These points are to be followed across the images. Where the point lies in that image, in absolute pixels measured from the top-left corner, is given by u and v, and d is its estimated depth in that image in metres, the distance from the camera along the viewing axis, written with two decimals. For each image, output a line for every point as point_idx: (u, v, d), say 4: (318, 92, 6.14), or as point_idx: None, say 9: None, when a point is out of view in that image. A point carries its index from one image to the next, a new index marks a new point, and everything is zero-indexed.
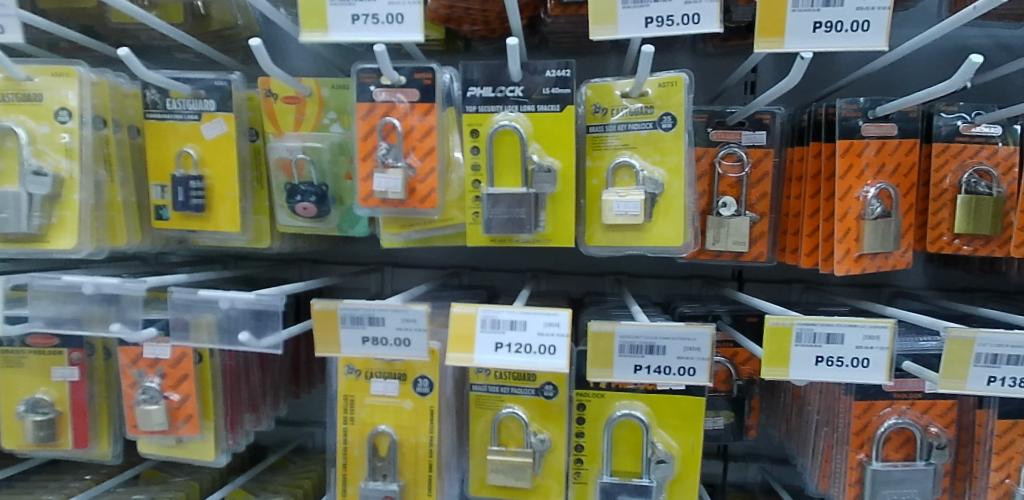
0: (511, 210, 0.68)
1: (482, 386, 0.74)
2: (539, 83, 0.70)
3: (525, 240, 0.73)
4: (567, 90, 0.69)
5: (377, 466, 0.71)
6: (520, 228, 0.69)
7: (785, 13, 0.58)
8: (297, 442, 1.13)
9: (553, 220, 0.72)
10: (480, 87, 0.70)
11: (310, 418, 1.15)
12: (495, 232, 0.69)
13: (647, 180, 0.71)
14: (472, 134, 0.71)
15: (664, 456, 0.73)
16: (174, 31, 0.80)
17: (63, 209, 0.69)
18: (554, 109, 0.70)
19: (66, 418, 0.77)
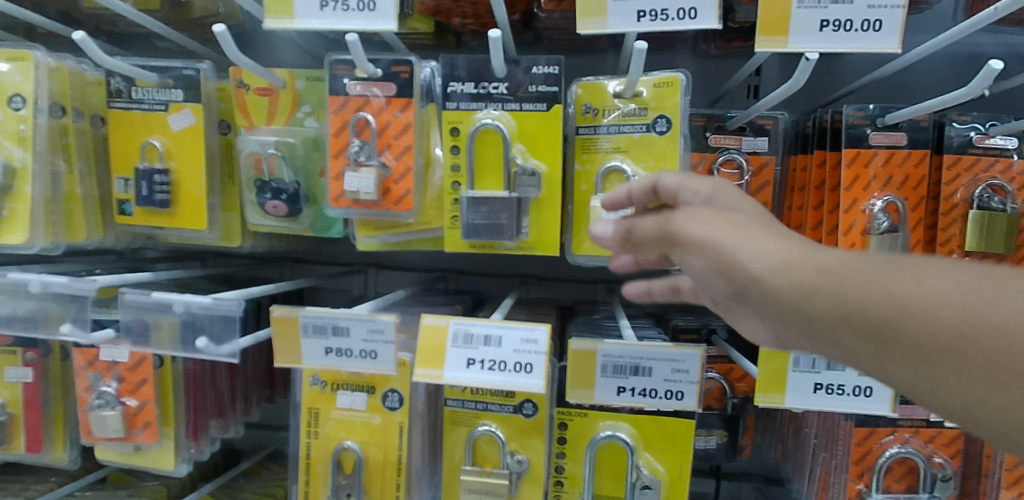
0: (491, 213, 0.64)
1: (456, 401, 0.70)
2: (524, 79, 0.65)
3: (507, 247, 0.68)
4: (555, 89, 0.64)
5: (341, 484, 0.67)
6: (498, 235, 0.64)
7: (789, 9, 0.53)
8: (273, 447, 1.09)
9: (538, 225, 0.68)
10: (463, 83, 0.66)
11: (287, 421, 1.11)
12: (471, 238, 0.64)
13: None
14: (452, 133, 0.66)
15: (649, 482, 0.68)
16: (147, 19, 0.76)
17: (15, 201, 0.65)
18: (540, 108, 0.65)
19: (18, 421, 0.73)
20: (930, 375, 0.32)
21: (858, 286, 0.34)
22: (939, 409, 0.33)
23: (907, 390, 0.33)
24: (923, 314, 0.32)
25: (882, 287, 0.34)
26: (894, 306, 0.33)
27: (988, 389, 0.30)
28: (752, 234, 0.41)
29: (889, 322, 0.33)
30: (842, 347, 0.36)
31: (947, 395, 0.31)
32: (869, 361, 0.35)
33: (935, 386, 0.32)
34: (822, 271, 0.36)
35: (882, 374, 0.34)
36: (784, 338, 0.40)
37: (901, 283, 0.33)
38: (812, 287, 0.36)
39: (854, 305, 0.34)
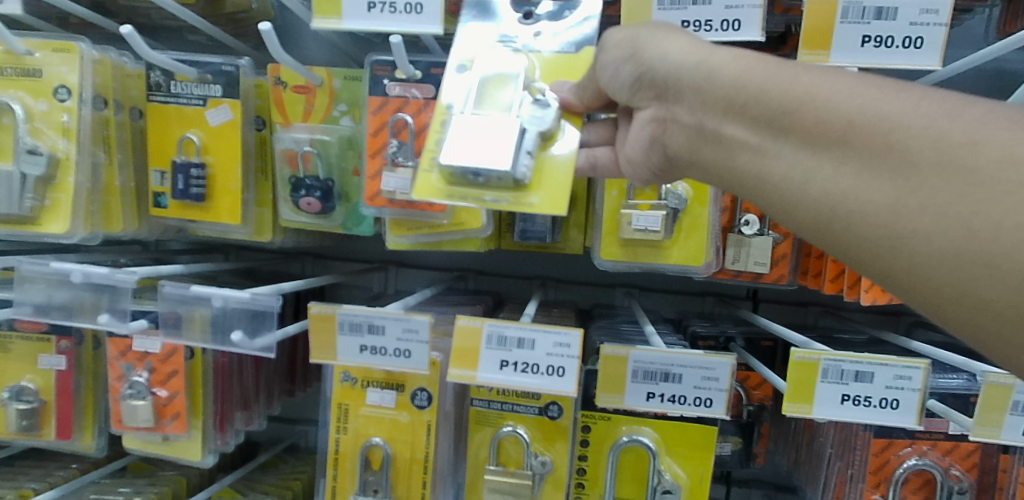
0: (484, 132, 0.46)
1: (483, 401, 0.73)
2: (554, 25, 0.57)
3: (495, 201, 0.48)
4: (587, 31, 0.55)
5: (368, 480, 0.70)
6: (486, 159, 0.45)
7: (832, 25, 0.54)
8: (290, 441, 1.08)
9: (544, 178, 0.48)
10: None
11: (303, 416, 1.10)
12: (452, 160, 0.45)
13: (672, 194, 0.68)
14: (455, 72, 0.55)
15: (670, 486, 0.73)
16: (186, 13, 0.76)
17: (57, 192, 0.65)
18: (569, 50, 0.54)
19: (51, 407, 0.71)
20: (806, 164, 0.43)
21: (755, 71, 0.46)
22: (805, 207, 0.44)
23: (775, 178, 0.46)
24: (814, 105, 0.43)
25: (794, 88, 0.44)
26: (786, 100, 0.44)
27: (847, 177, 0.41)
28: (669, 33, 0.50)
29: (788, 111, 0.44)
30: (728, 139, 0.48)
31: (826, 187, 0.42)
32: (753, 150, 0.46)
33: (819, 178, 0.43)
34: (733, 63, 0.47)
35: (759, 164, 0.46)
36: (694, 148, 0.51)
37: (801, 84, 0.44)
38: (723, 76, 0.47)
39: (748, 90, 0.46)
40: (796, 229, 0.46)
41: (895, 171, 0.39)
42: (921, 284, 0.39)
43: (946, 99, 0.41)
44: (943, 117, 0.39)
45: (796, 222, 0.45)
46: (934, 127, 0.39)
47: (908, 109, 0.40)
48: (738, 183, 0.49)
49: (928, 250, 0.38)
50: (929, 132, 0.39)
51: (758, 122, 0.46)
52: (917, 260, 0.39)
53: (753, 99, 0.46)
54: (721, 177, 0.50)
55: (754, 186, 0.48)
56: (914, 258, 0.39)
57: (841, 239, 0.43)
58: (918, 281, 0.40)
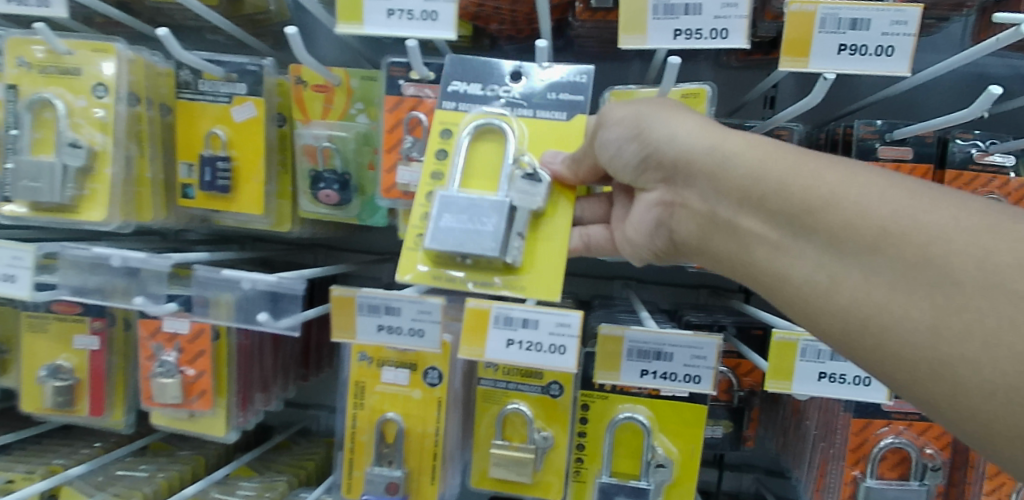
0: (477, 216, 0.56)
1: (490, 381, 0.81)
2: (541, 87, 0.64)
3: (482, 278, 0.58)
4: (580, 97, 0.63)
5: (383, 452, 0.76)
6: (477, 247, 0.54)
7: (811, 33, 0.59)
8: (301, 425, 1.11)
9: (530, 256, 0.59)
10: (466, 83, 0.65)
11: (315, 401, 1.13)
12: (444, 246, 0.55)
13: None
14: (442, 135, 0.63)
15: (663, 460, 0.79)
16: (210, 13, 0.80)
17: (95, 182, 0.69)
18: (559, 116, 0.63)
19: (84, 385, 0.76)
20: (832, 269, 0.46)
21: (770, 164, 0.52)
22: (836, 318, 0.46)
23: (797, 280, 0.49)
24: (836, 206, 0.47)
25: (814, 183, 0.49)
26: (809, 199, 0.48)
27: (877, 288, 0.44)
28: (682, 121, 0.57)
29: (811, 212, 0.48)
30: (742, 231, 0.53)
31: (853, 298, 0.45)
32: (772, 246, 0.51)
33: (845, 288, 0.45)
34: (746, 152, 0.53)
35: (775, 260, 0.51)
36: (714, 238, 0.56)
37: (823, 182, 0.49)
38: (743, 168, 0.53)
39: (763, 185, 0.51)
40: (826, 336, 0.48)
41: (937, 288, 0.41)
42: (965, 411, 0.39)
43: (981, 213, 0.43)
44: (986, 234, 0.41)
45: (824, 331, 0.48)
46: (977, 245, 0.41)
47: (947, 220, 0.43)
48: (758, 275, 0.53)
49: (971, 377, 0.38)
50: (973, 251, 0.40)
51: (782, 219, 0.50)
52: (961, 385, 0.39)
53: (772, 195, 0.51)
54: (734, 266, 0.56)
55: (776, 282, 0.51)
56: (959, 384, 0.39)
57: (873, 351, 0.44)
58: (963, 408, 0.39)
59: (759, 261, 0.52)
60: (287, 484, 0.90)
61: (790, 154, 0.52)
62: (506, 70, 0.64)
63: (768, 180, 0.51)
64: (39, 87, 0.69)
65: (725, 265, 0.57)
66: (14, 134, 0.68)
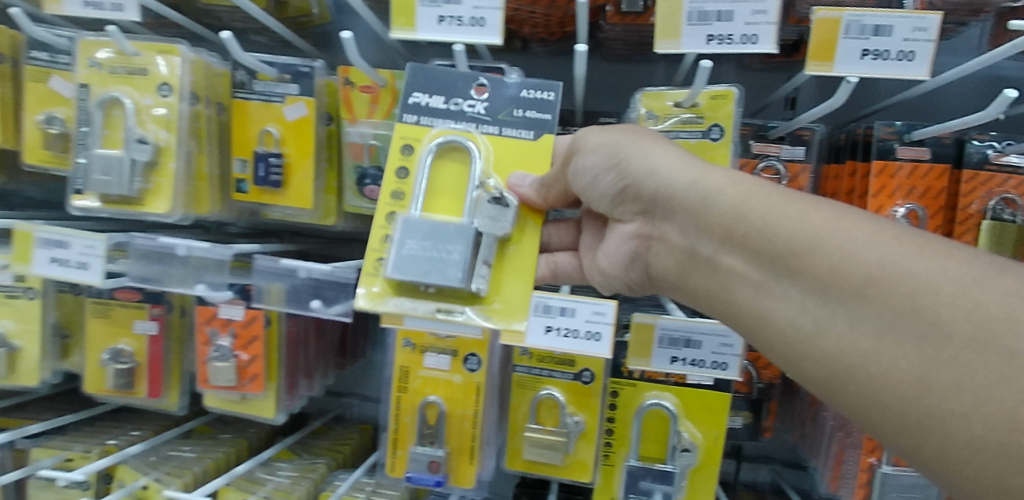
0: (441, 244, 0.57)
1: (524, 367, 0.85)
2: (506, 103, 0.65)
3: (448, 308, 0.59)
4: (545, 116, 0.65)
5: (426, 433, 0.81)
6: (443, 276, 0.56)
7: (836, 39, 0.63)
8: (336, 412, 1.14)
9: (498, 288, 0.61)
10: (430, 95, 0.66)
11: (349, 389, 1.17)
12: (406, 276, 0.57)
13: None
14: (404, 152, 0.65)
15: (688, 445, 0.83)
16: (268, 19, 0.80)
17: (160, 176, 0.74)
18: (526, 135, 0.65)
19: (143, 369, 0.80)
20: (818, 315, 0.52)
21: (751, 203, 0.57)
22: (823, 364, 0.51)
23: (782, 322, 0.54)
24: (820, 251, 0.52)
25: (798, 227, 0.54)
26: (794, 243, 0.54)
27: (862, 336, 0.49)
28: (665, 155, 0.62)
29: (796, 257, 0.53)
30: (724, 269, 0.59)
31: (837, 344, 0.50)
32: (755, 286, 0.56)
33: (830, 336, 0.51)
34: (727, 190, 0.58)
35: (758, 301, 0.56)
36: (699, 273, 0.62)
37: (811, 227, 0.53)
38: (730, 208, 0.57)
39: (745, 224, 0.56)
40: (808, 379, 0.54)
41: (926, 341, 0.46)
42: (947, 457, 0.44)
43: (965, 263, 0.48)
44: (975, 286, 0.46)
45: (809, 374, 0.53)
46: (965, 296, 0.45)
47: (936, 270, 0.48)
48: (740, 313, 0.58)
49: (953, 427, 0.44)
50: (959, 305, 0.45)
51: (767, 261, 0.55)
52: (946, 434, 0.44)
53: (756, 237, 0.56)
54: (712, 299, 0.62)
55: (758, 323, 0.57)
56: (944, 434, 0.44)
57: (857, 397, 0.49)
58: (948, 453, 0.44)
59: (742, 300, 0.58)
60: (326, 467, 0.94)
61: (771, 194, 0.57)
62: (471, 84, 0.66)
63: (749, 220, 0.56)
64: (109, 86, 0.74)
65: (707, 299, 0.63)
66: (85, 131, 0.73)
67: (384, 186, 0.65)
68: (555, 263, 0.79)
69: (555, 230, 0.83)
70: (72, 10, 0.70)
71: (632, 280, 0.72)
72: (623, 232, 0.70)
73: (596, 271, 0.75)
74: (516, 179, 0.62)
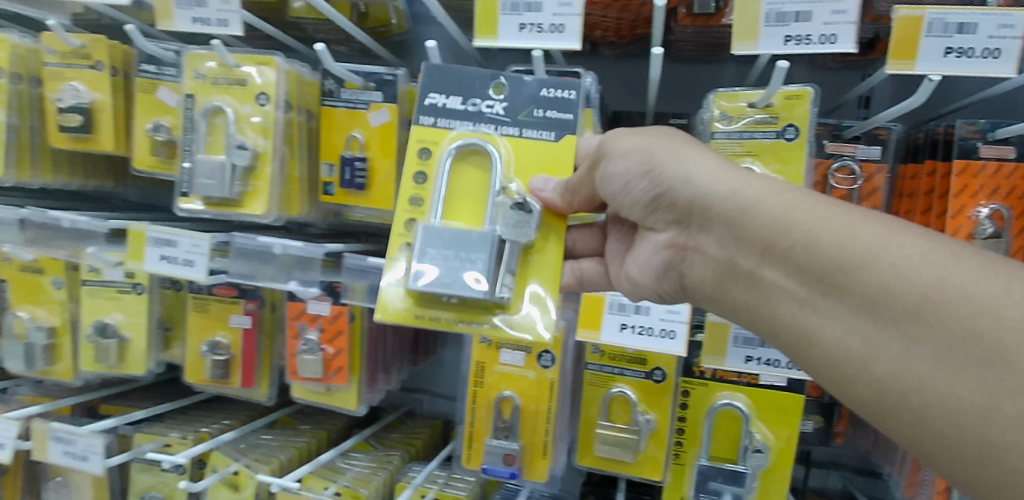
0: (462, 254, 0.58)
1: (596, 365, 0.87)
2: (527, 103, 0.66)
3: (470, 319, 0.61)
4: (566, 115, 0.65)
5: (500, 427, 0.83)
6: (465, 288, 0.57)
7: (918, 37, 0.63)
8: (406, 408, 1.17)
9: (521, 300, 0.62)
10: (447, 96, 0.67)
11: (418, 385, 1.20)
12: (427, 287, 0.57)
13: None
14: (422, 157, 0.67)
15: (760, 446, 0.83)
16: (356, 30, 0.85)
17: (257, 180, 0.79)
18: (547, 136, 0.65)
19: (237, 361, 0.84)
20: (867, 336, 0.50)
21: (797, 214, 0.55)
22: (872, 387, 0.50)
23: (827, 341, 0.53)
24: (869, 267, 0.50)
25: (844, 241, 0.52)
26: (843, 257, 0.52)
27: (918, 361, 0.47)
28: (700, 162, 0.61)
29: (842, 274, 0.51)
30: (765, 282, 0.57)
31: (888, 367, 0.48)
32: (799, 302, 0.55)
33: (880, 358, 0.49)
34: (770, 199, 0.57)
35: (800, 317, 0.55)
36: (737, 287, 0.61)
37: (859, 243, 0.51)
38: (771, 219, 0.56)
39: (789, 237, 0.55)
40: (857, 404, 0.51)
41: (987, 369, 0.43)
42: (1007, 490, 0.42)
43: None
44: None
45: (857, 397, 0.51)
46: None
47: (996, 292, 0.45)
48: (782, 328, 0.57)
49: (1013, 460, 0.41)
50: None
51: (811, 276, 0.54)
52: (1005, 467, 0.42)
53: (799, 250, 0.54)
54: (751, 313, 0.60)
55: (803, 341, 0.55)
56: (1004, 468, 0.42)
57: (911, 425, 0.48)
58: (1008, 488, 0.42)
59: (785, 316, 0.56)
60: (401, 458, 0.98)
61: (816, 204, 0.55)
62: (489, 84, 0.67)
63: (794, 231, 0.55)
64: (211, 96, 0.79)
65: (745, 314, 0.61)
66: (190, 137, 0.78)
67: (404, 192, 0.67)
68: (580, 271, 0.75)
69: (579, 235, 0.82)
70: (183, 27, 0.75)
71: (665, 291, 0.70)
72: (656, 241, 0.68)
73: (625, 279, 0.73)
74: (538, 184, 0.62)
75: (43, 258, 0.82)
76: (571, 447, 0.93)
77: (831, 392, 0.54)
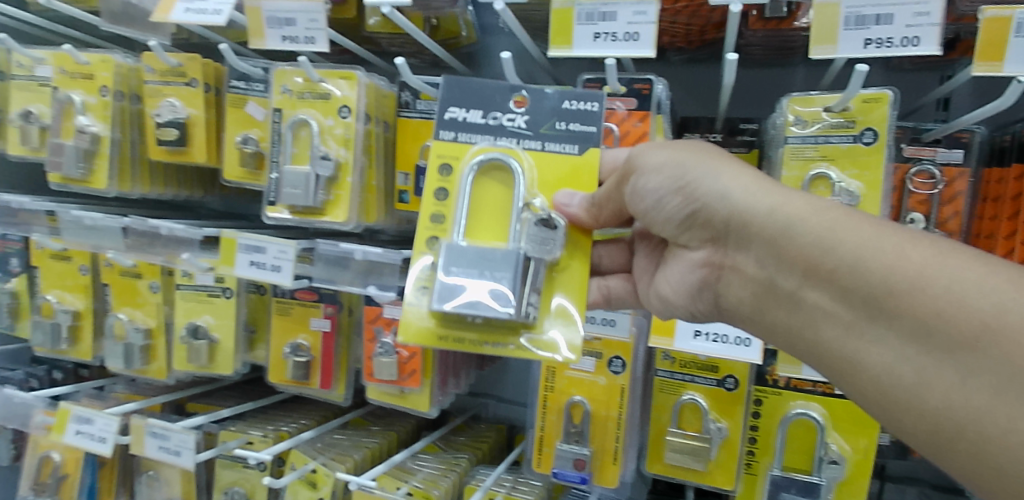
0: (488, 274, 0.59)
1: (666, 372, 0.87)
2: (549, 116, 0.66)
3: (494, 343, 0.62)
4: (590, 128, 0.65)
5: (571, 432, 0.84)
6: (490, 309, 0.57)
7: (1007, 38, 0.61)
8: (473, 411, 1.19)
9: (547, 324, 0.63)
10: (467, 111, 0.67)
11: (483, 389, 1.22)
12: (453, 309, 0.58)
13: (844, 191, 0.77)
14: (443, 173, 0.67)
15: (836, 457, 0.81)
16: (431, 43, 0.88)
17: (339, 189, 0.82)
18: (572, 149, 0.66)
19: (317, 363, 0.88)
20: (920, 365, 0.48)
21: (838, 233, 0.53)
22: (928, 418, 0.48)
23: (876, 369, 0.51)
24: (921, 293, 0.48)
25: (890, 265, 0.50)
26: (890, 281, 0.50)
27: (975, 393, 0.45)
28: (734, 177, 0.60)
29: (889, 299, 0.50)
30: (808, 305, 0.56)
31: (943, 397, 0.47)
32: (845, 327, 0.53)
33: (934, 388, 0.47)
34: (812, 218, 0.55)
35: (845, 344, 0.53)
36: (779, 310, 0.59)
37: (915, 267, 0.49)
38: (811, 239, 0.55)
39: (828, 258, 0.53)
40: (910, 434, 0.50)
41: None
42: None
43: None
44: None
45: (910, 426, 0.49)
46: None
47: None
48: (828, 354, 0.55)
49: None
50: None
51: (857, 301, 0.52)
52: None
53: (841, 272, 0.53)
54: (793, 336, 0.59)
55: (850, 367, 0.53)
56: None
57: (968, 459, 0.46)
58: None
59: (831, 341, 0.54)
60: (468, 461, 0.99)
61: (863, 223, 0.53)
62: (509, 97, 0.67)
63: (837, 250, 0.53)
64: (297, 109, 0.83)
65: (789, 339, 0.60)
66: (277, 149, 0.83)
67: (426, 207, 0.67)
68: (607, 288, 0.78)
69: (605, 251, 0.84)
70: (273, 45, 0.80)
71: (698, 311, 0.69)
72: (691, 260, 0.67)
73: (655, 297, 0.72)
74: (563, 198, 0.63)
75: (141, 264, 0.88)
76: (640, 453, 0.92)
77: (882, 421, 0.52)
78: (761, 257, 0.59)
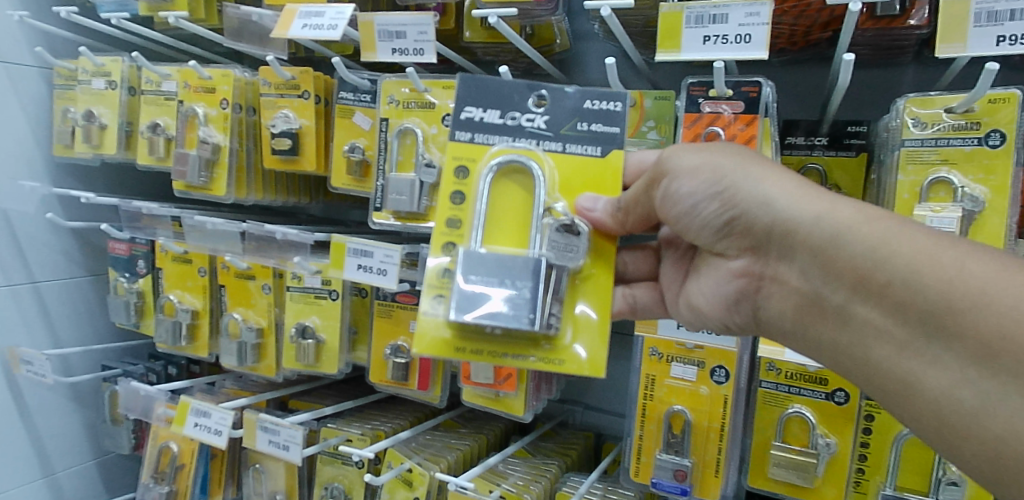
0: (505, 284, 0.59)
1: (770, 383, 0.84)
2: (569, 116, 0.65)
3: (512, 356, 0.62)
4: (612, 128, 0.64)
5: (671, 441, 0.82)
6: (508, 320, 0.57)
7: None
8: (561, 418, 1.20)
9: (569, 338, 0.63)
10: (485, 110, 0.66)
11: (571, 396, 1.23)
12: (472, 319, 0.58)
13: (967, 197, 0.70)
14: (460, 176, 0.66)
15: (956, 480, 0.76)
16: (532, 50, 0.89)
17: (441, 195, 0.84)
18: (594, 152, 0.65)
19: (415, 364, 0.90)
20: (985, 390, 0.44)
21: (890, 244, 0.50)
22: (992, 445, 0.44)
23: (934, 392, 0.47)
24: (989, 312, 0.44)
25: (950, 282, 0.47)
26: (950, 298, 0.46)
27: None
28: (775, 182, 0.57)
29: (945, 317, 0.46)
30: (857, 320, 0.52)
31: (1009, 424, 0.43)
32: (897, 346, 0.49)
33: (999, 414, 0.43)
34: (863, 226, 0.52)
35: (896, 364, 0.49)
36: (823, 326, 0.56)
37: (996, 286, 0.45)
38: (858, 250, 0.51)
39: (875, 270, 0.50)
40: (974, 465, 0.46)
41: None
42: None
43: None
44: None
45: (970, 454, 0.45)
46: None
47: None
48: (879, 375, 0.51)
49: None
50: None
51: (914, 317, 0.48)
52: None
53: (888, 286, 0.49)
54: (841, 354, 0.55)
55: (904, 389, 0.50)
56: None
57: None
58: None
59: (882, 360, 0.51)
60: (558, 468, 0.99)
61: (920, 234, 0.50)
62: (528, 96, 0.66)
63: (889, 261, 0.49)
64: (400, 119, 0.86)
65: (834, 357, 0.56)
66: (383, 157, 0.86)
67: (441, 212, 0.67)
68: (633, 297, 0.77)
69: (631, 258, 0.83)
70: (384, 57, 0.83)
71: (734, 322, 0.67)
72: (728, 269, 0.65)
73: (688, 306, 0.71)
74: (587, 203, 0.62)
75: (255, 266, 0.94)
76: (742, 465, 0.90)
77: (943, 450, 0.48)
78: (805, 267, 0.56)
